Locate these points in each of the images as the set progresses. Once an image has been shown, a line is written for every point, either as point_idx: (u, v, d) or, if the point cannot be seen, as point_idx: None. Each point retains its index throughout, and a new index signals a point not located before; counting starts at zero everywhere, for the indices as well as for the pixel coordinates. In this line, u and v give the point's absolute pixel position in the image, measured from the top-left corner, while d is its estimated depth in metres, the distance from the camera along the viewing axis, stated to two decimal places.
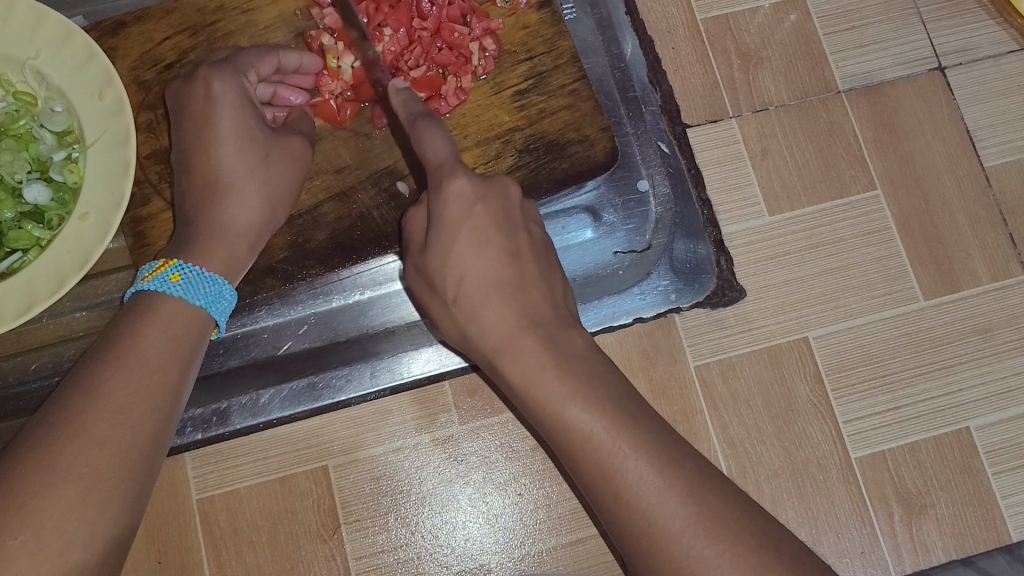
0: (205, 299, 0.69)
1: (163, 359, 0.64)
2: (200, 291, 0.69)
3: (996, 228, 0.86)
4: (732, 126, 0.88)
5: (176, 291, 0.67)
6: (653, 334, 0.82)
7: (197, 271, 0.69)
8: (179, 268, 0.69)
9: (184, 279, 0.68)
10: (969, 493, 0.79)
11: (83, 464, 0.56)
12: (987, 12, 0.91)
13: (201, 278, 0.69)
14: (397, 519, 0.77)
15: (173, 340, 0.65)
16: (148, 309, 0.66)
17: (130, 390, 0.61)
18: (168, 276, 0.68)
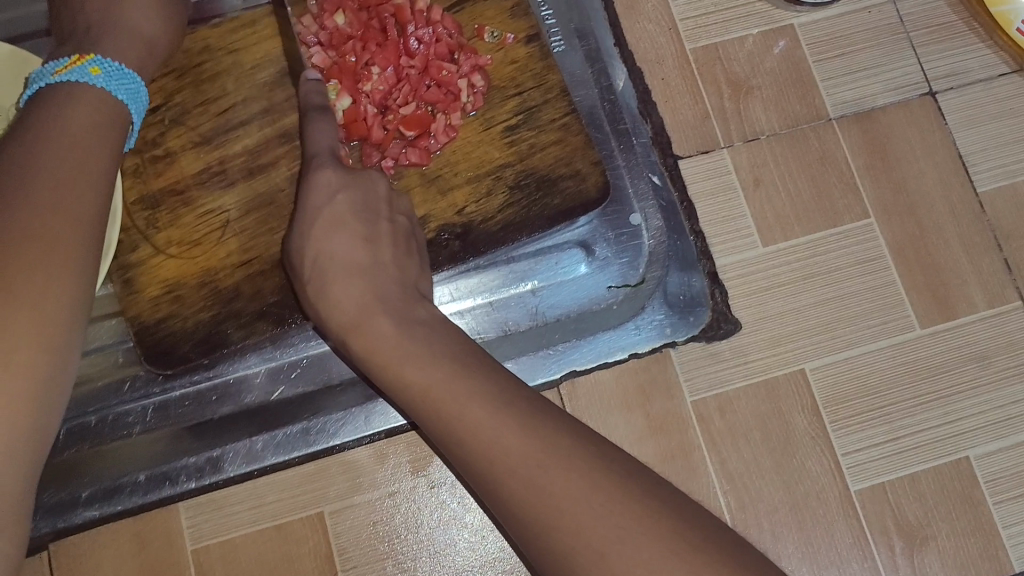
0: (127, 94, 0.72)
1: (96, 135, 0.66)
2: (120, 85, 0.71)
3: (991, 254, 0.85)
4: (724, 157, 0.87)
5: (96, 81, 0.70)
6: (649, 369, 0.82)
7: (116, 66, 0.72)
8: (98, 63, 0.71)
9: (104, 73, 0.70)
10: (970, 523, 0.79)
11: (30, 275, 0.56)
12: (977, 35, 0.91)
13: (120, 75, 0.72)
14: (395, 565, 0.76)
15: (98, 122, 0.67)
16: (69, 94, 0.67)
17: (71, 176, 0.62)
18: (87, 70, 0.70)
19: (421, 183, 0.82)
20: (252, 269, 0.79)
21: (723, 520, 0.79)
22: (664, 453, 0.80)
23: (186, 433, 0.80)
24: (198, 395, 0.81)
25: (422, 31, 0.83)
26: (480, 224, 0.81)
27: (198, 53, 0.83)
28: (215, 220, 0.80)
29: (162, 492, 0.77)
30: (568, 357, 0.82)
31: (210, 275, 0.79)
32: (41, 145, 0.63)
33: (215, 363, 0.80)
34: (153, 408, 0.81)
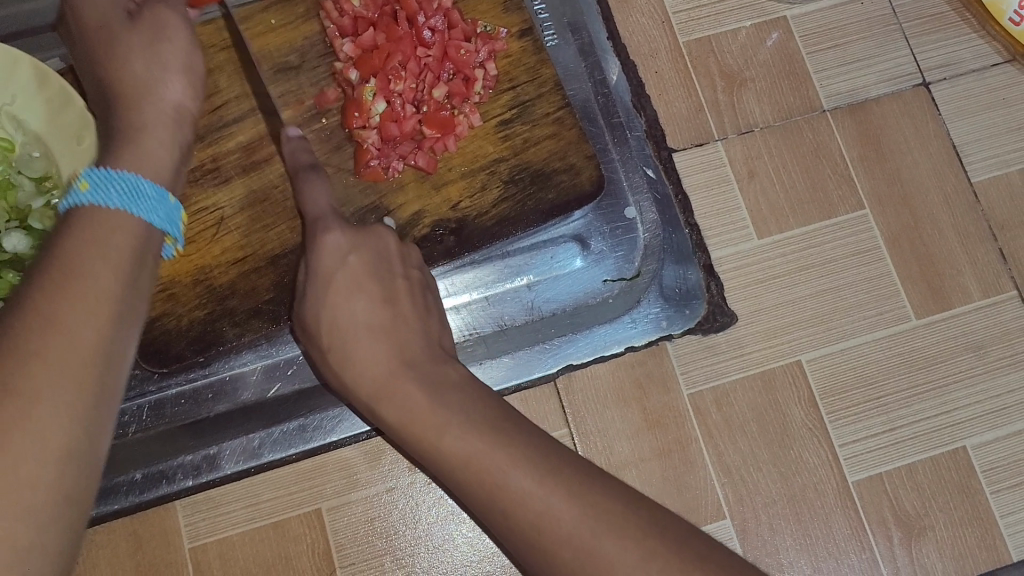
0: (123, 199, 0.60)
1: (113, 269, 0.54)
2: (114, 193, 0.60)
3: (985, 244, 0.86)
4: (718, 149, 0.87)
5: (85, 198, 0.58)
6: (646, 363, 0.81)
7: (104, 172, 0.60)
8: (86, 175, 0.60)
9: (92, 185, 0.59)
10: (967, 513, 0.79)
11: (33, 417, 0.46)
12: (969, 26, 0.91)
13: (110, 179, 0.60)
14: (393, 561, 0.76)
15: (126, 254, 0.56)
16: (90, 219, 0.57)
17: (74, 302, 0.50)
18: (77, 185, 0.59)
19: (418, 179, 0.82)
20: (246, 266, 0.79)
21: (721, 513, 0.79)
22: (661, 447, 0.80)
23: (182, 432, 0.79)
24: (193, 393, 0.80)
25: (433, 20, 0.81)
26: (474, 219, 0.81)
27: None
28: (209, 218, 0.80)
29: (159, 491, 0.77)
30: (564, 351, 0.82)
31: (204, 273, 0.79)
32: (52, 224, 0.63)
33: (209, 362, 0.79)
34: (148, 407, 0.80)
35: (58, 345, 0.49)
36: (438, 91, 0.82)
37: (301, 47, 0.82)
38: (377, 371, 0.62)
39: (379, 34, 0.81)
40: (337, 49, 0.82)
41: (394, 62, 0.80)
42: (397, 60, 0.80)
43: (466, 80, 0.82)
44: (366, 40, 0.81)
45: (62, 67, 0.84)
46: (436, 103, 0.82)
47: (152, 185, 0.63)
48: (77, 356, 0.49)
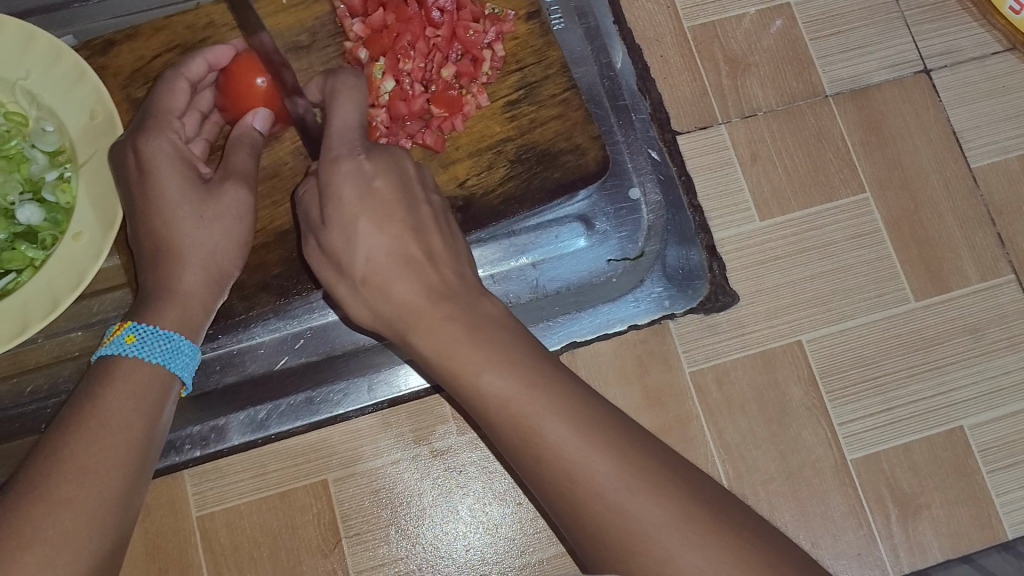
0: (163, 356, 0.66)
1: (136, 413, 0.63)
2: (157, 349, 0.66)
3: (984, 228, 0.87)
4: (721, 133, 0.88)
5: (132, 352, 0.65)
6: (648, 342, 0.83)
7: (152, 329, 0.67)
8: (134, 328, 0.66)
9: (139, 339, 0.66)
10: (964, 491, 0.80)
11: (49, 529, 0.55)
12: (970, 15, 0.92)
13: (157, 335, 0.67)
14: (397, 532, 0.77)
15: (138, 396, 0.63)
16: (107, 376, 0.64)
17: (98, 450, 0.59)
18: (124, 339, 0.66)
19: (425, 157, 0.83)
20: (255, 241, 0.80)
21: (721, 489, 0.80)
22: (662, 424, 0.81)
23: (190, 403, 0.80)
24: (202, 365, 0.82)
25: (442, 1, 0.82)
26: (481, 197, 0.82)
27: (202, 28, 0.84)
28: None
29: (168, 461, 0.78)
30: (567, 329, 0.83)
31: None
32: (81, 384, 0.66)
33: (216, 334, 0.81)
34: None
35: (92, 467, 0.58)
36: (446, 72, 0.82)
37: (311, 28, 0.84)
38: (452, 310, 0.61)
39: (388, 14, 0.82)
40: (347, 29, 0.83)
41: (404, 42, 0.82)
42: (406, 41, 0.82)
43: (474, 60, 0.83)
44: (376, 21, 0.82)
45: (77, 44, 0.86)
46: (444, 83, 0.83)
47: (189, 342, 0.68)
48: (105, 475, 0.59)
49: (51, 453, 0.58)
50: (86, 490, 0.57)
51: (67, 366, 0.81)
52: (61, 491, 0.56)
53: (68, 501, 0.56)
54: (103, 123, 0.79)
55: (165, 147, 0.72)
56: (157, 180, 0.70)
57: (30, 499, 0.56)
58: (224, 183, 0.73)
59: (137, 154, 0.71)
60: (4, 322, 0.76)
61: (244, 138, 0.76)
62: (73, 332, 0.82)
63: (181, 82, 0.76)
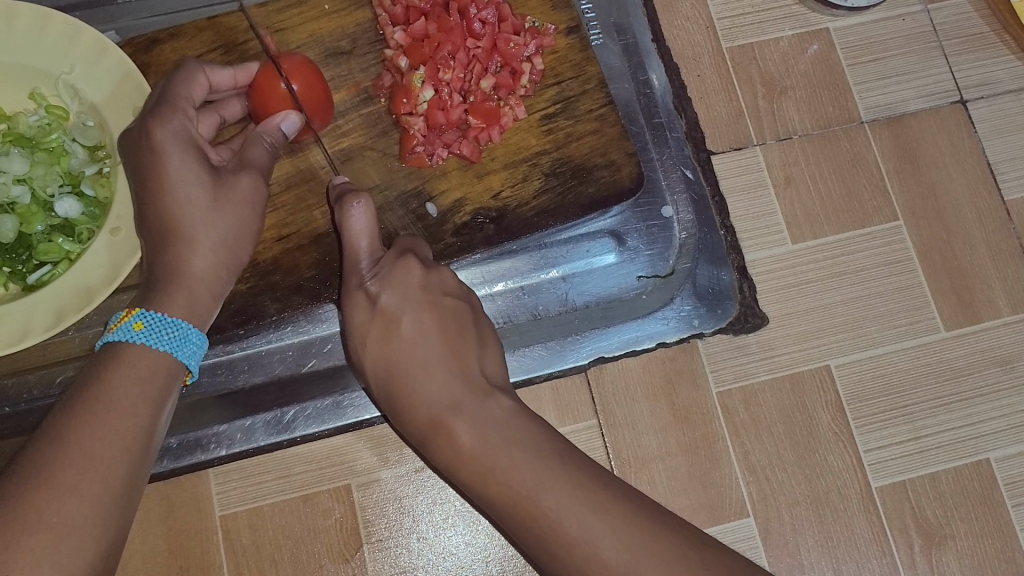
0: (170, 344, 0.67)
1: (142, 400, 0.63)
2: (165, 337, 0.67)
3: (1016, 261, 0.87)
4: (756, 155, 0.88)
5: (139, 340, 0.66)
6: (676, 360, 0.83)
7: (160, 316, 0.68)
8: (142, 315, 0.67)
9: (148, 327, 0.67)
10: (989, 524, 0.79)
11: (53, 514, 0.55)
12: (1008, 47, 0.92)
13: (165, 323, 0.68)
14: (418, 540, 0.77)
15: (143, 384, 0.64)
16: (112, 360, 0.65)
17: (105, 437, 0.60)
18: (132, 326, 0.66)
19: (461, 167, 0.83)
20: (289, 243, 0.80)
21: (745, 512, 0.79)
22: (687, 443, 0.81)
23: (217, 402, 0.81)
24: (229, 364, 0.82)
25: (484, 13, 0.82)
26: (515, 209, 0.82)
27: (243, 31, 0.84)
28: None
29: (193, 458, 0.78)
30: (596, 343, 0.83)
31: None
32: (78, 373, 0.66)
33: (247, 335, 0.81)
34: None
35: (98, 454, 0.59)
36: (485, 83, 0.83)
37: (352, 33, 0.83)
38: None
39: (430, 24, 0.81)
40: (388, 37, 0.82)
41: (445, 52, 0.81)
42: (447, 50, 0.81)
43: (513, 73, 0.84)
44: (417, 30, 0.81)
45: (120, 40, 0.86)
46: (483, 94, 0.83)
47: (194, 330, 0.70)
48: (110, 462, 0.59)
49: (58, 437, 0.59)
50: (91, 477, 0.58)
51: None
52: (66, 478, 0.57)
53: (72, 488, 0.57)
54: None
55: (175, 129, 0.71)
56: (169, 163, 0.70)
57: (37, 483, 0.56)
58: (236, 171, 0.73)
59: (148, 137, 0.71)
60: (38, 314, 0.77)
61: (267, 134, 0.74)
62: (103, 326, 0.82)
63: (202, 77, 0.74)
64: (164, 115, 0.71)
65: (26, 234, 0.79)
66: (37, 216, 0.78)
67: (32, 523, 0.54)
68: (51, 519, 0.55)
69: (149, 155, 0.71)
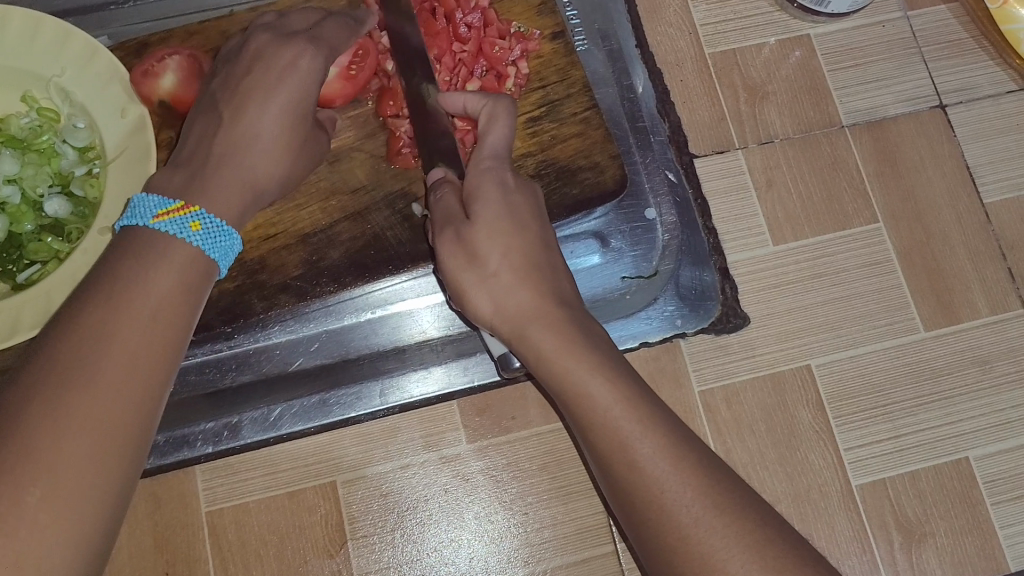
0: (217, 252, 0.63)
1: (181, 298, 0.59)
2: (215, 246, 0.63)
3: (995, 262, 0.88)
4: (739, 157, 0.90)
5: (194, 240, 0.62)
6: (659, 359, 0.84)
7: (218, 224, 0.64)
8: (200, 217, 0.63)
9: (206, 229, 0.63)
10: (968, 522, 0.80)
11: (88, 411, 0.51)
12: (987, 53, 0.94)
13: (219, 232, 0.64)
14: (403, 536, 0.78)
15: (183, 290, 0.60)
16: (148, 256, 0.60)
17: (142, 339, 0.55)
18: (188, 223, 0.62)
19: None
20: (277, 242, 0.81)
21: None
22: None
23: (203, 400, 0.81)
24: (218, 363, 0.82)
25: (470, 17, 0.84)
26: None
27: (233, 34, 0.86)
28: None
29: (180, 455, 0.78)
30: None
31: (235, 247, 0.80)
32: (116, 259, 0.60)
33: (234, 334, 0.81)
34: None
35: (134, 355, 0.54)
36: (471, 86, 0.84)
37: None
38: None
39: (417, 28, 0.84)
40: (376, 40, 0.84)
41: (430, 55, 0.84)
42: (433, 54, 0.84)
43: (498, 76, 0.85)
44: None
45: (111, 44, 0.87)
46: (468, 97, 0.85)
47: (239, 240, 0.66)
48: (145, 366, 0.55)
49: (94, 327, 0.54)
50: (130, 377, 0.54)
51: None
52: (98, 386, 0.52)
53: (100, 382, 0.52)
54: (134, 122, 0.81)
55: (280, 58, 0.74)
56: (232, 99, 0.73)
57: (73, 378, 0.52)
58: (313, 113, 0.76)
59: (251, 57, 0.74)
60: (28, 311, 0.77)
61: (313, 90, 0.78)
62: None
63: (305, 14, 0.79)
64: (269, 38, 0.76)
65: (16, 233, 0.80)
66: (27, 215, 0.80)
67: (63, 432, 0.50)
68: (83, 437, 0.50)
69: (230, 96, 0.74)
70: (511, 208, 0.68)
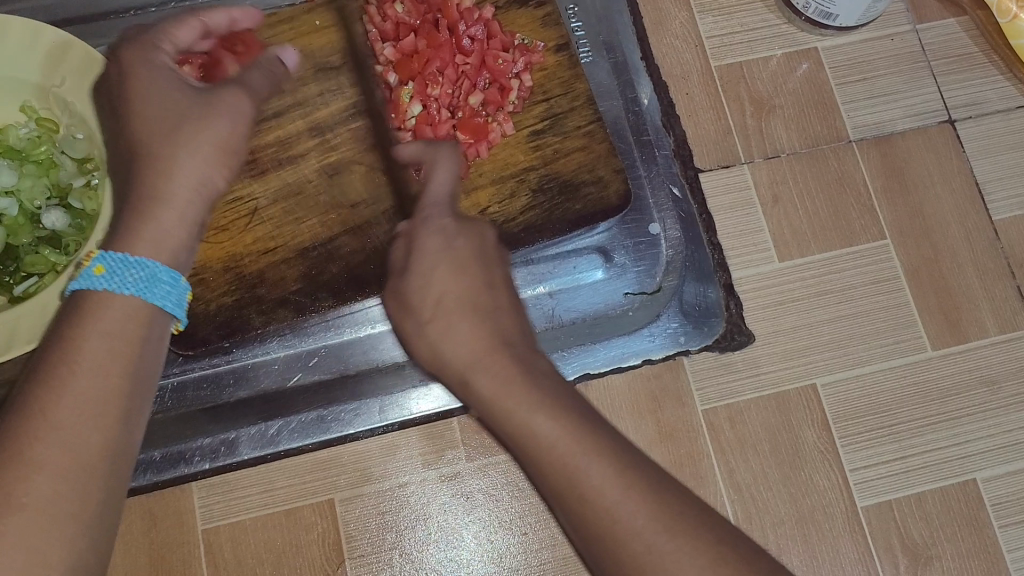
0: (138, 287, 0.55)
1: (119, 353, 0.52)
2: (129, 279, 0.55)
3: (1004, 281, 0.86)
4: (744, 172, 0.89)
5: (100, 285, 0.54)
6: (662, 377, 0.83)
7: (122, 257, 0.55)
8: (101, 258, 0.55)
9: (109, 271, 0.54)
10: (975, 545, 0.79)
11: (38, 493, 0.46)
12: (997, 67, 0.92)
13: (128, 264, 0.55)
14: (401, 556, 0.77)
15: (126, 337, 0.53)
16: (86, 309, 0.54)
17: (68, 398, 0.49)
18: (91, 270, 0.54)
19: None
20: (277, 256, 0.80)
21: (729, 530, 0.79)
22: (672, 461, 0.81)
23: (201, 415, 0.80)
24: (215, 378, 0.82)
25: (473, 29, 0.84)
26: (502, 224, 0.82)
27: None
28: (243, 207, 0.81)
29: (177, 471, 0.78)
30: (582, 359, 0.83)
31: (235, 261, 0.80)
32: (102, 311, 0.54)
33: (233, 348, 0.81)
34: (170, 388, 0.81)
35: (72, 422, 0.49)
36: (474, 98, 0.84)
37: (342, 49, 0.84)
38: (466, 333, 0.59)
39: (419, 40, 0.83)
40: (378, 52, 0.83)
41: (433, 67, 0.83)
42: (435, 67, 0.83)
43: (502, 89, 0.84)
44: (406, 45, 0.83)
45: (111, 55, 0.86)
46: (471, 108, 0.84)
47: (164, 268, 0.57)
48: (94, 428, 0.49)
49: (34, 397, 0.49)
50: (78, 446, 0.48)
51: None
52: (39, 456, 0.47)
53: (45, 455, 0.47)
54: None
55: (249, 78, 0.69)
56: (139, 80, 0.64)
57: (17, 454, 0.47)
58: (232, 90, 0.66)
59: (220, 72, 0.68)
60: (24, 323, 0.76)
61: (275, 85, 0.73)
62: None
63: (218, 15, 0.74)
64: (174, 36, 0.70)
65: (14, 245, 0.79)
66: (24, 227, 0.79)
67: None
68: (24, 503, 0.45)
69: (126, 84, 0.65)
70: (451, 252, 0.64)
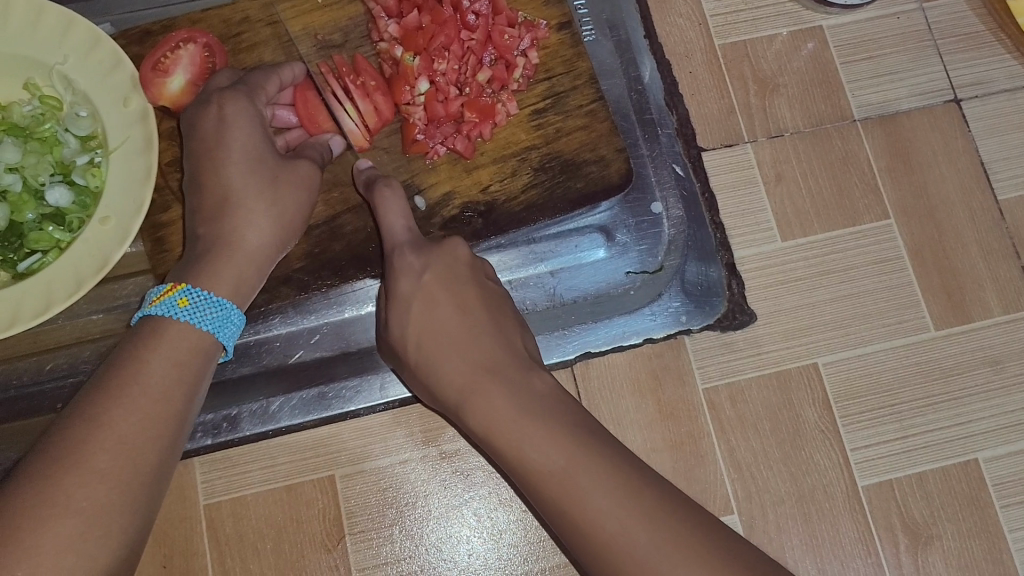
0: (212, 323, 0.68)
1: (174, 383, 0.63)
2: (205, 316, 0.68)
3: (1008, 261, 0.86)
4: (747, 151, 0.88)
5: (183, 316, 0.67)
6: (663, 356, 0.83)
7: (205, 295, 0.68)
8: (186, 292, 0.68)
9: (192, 304, 0.67)
10: (976, 525, 0.79)
11: (83, 499, 0.55)
12: (1004, 46, 0.91)
13: (209, 302, 0.68)
14: (401, 532, 0.77)
15: (180, 367, 0.65)
16: (154, 337, 0.65)
17: (133, 417, 0.60)
18: (176, 301, 0.67)
19: (453, 161, 0.83)
20: None
21: (728, 506, 0.79)
22: (673, 440, 0.81)
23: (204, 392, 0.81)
24: None
25: (478, 5, 0.80)
26: (503, 203, 0.82)
27: (237, 23, 0.85)
28: None
29: None
30: (583, 339, 0.83)
31: None
32: (150, 346, 0.64)
33: None
34: None
35: (132, 440, 0.59)
36: (481, 76, 0.81)
37: (344, 27, 0.82)
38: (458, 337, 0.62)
39: (424, 16, 0.79)
40: (380, 29, 0.80)
41: (439, 43, 0.79)
42: (441, 42, 0.79)
43: (507, 66, 0.83)
44: (411, 22, 0.79)
45: (114, 32, 0.87)
46: (478, 86, 0.82)
47: (237, 311, 0.70)
48: (144, 448, 0.60)
49: (91, 416, 0.59)
50: (122, 464, 0.58)
51: (87, 348, 0.83)
52: (101, 461, 0.57)
53: (89, 470, 0.56)
54: (137, 112, 0.81)
55: (245, 108, 0.74)
56: (233, 133, 0.73)
57: (68, 468, 0.55)
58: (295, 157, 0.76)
59: (217, 108, 0.74)
60: (28, 302, 0.77)
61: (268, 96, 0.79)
62: (93, 315, 0.83)
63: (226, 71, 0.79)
64: (216, 77, 0.78)
65: (17, 222, 0.79)
66: (28, 204, 0.78)
67: (51, 509, 0.53)
68: (80, 502, 0.54)
69: (213, 132, 0.73)
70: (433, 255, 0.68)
